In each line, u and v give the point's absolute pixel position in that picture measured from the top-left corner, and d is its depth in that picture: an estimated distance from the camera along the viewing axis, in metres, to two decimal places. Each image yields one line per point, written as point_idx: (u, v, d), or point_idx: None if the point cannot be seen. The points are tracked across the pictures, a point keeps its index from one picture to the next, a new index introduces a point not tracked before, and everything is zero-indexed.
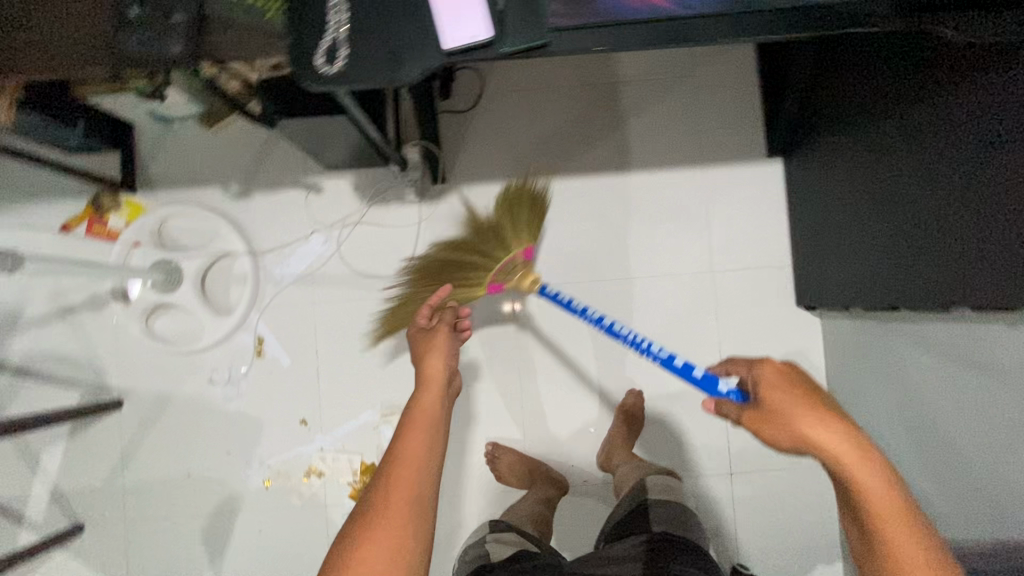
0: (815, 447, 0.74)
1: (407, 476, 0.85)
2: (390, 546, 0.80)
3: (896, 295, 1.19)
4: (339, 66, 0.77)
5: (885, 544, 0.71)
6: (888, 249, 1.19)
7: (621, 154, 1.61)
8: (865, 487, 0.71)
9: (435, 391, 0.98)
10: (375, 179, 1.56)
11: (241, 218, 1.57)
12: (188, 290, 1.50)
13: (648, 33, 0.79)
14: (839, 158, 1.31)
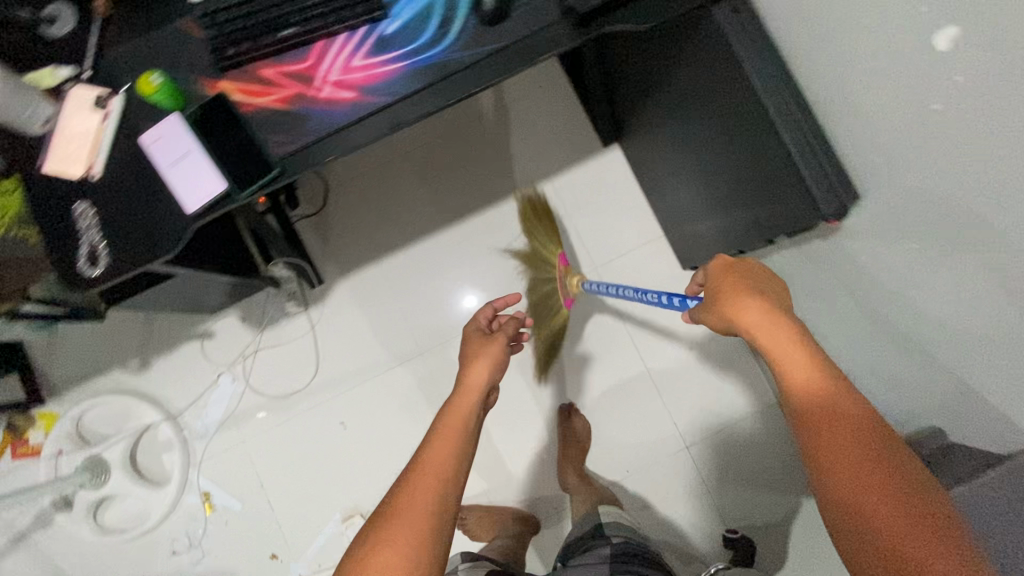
0: (751, 335, 0.73)
1: (432, 475, 0.82)
2: (405, 546, 0.75)
3: (742, 237, 1.19)
4: (101, 265, 0.82)
5: (802, 424, 0.65)
6: (720, 198, 1.19)
7: (474, 194, 1.66)
8: (788, 366, 0.68)
9: (469, 402, 0.96)
10: (259, 305, 1.61)
11: (150, 389, 1.61)
12: (121, 476, 1.54)
13: (364, 127, 0.84)
14: (653, 130, 1.35)
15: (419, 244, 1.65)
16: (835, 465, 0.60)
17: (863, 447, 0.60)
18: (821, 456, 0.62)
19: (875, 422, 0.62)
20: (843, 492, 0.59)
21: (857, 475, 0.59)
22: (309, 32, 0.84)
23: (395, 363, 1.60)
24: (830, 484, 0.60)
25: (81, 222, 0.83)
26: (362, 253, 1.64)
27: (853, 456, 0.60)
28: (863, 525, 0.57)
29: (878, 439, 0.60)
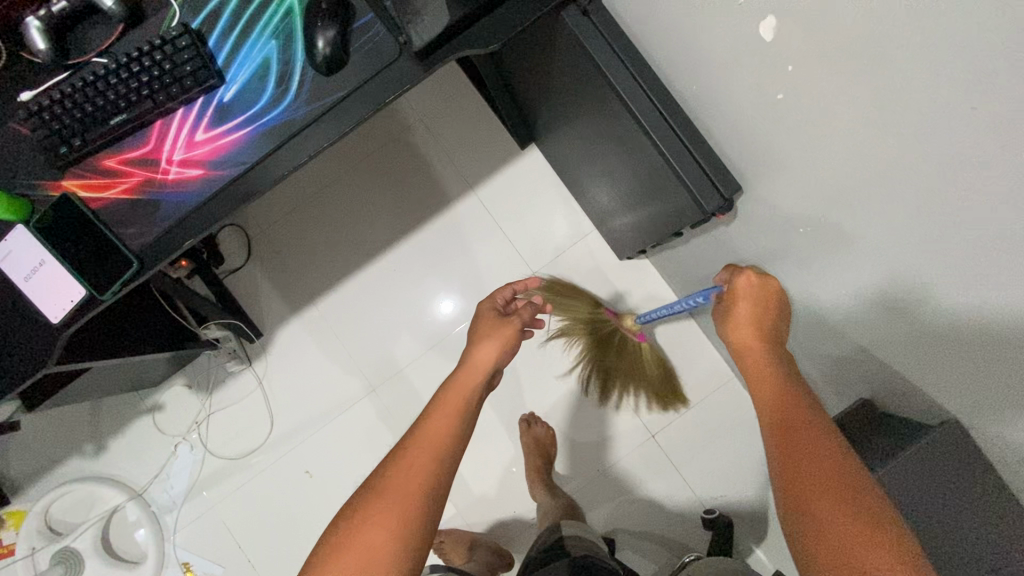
0: (737, 343, 0.82)
1: (427, 445, 0.83)
2: (396, 508, 0.76)
3: (649, 234, 1.17)
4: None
5: (778, 441, 0.69)
6: (622, 196, 1.17)
7: (399, 216, 1.61)
8: (768, 392, 0.75)
9: (475, 380, 0.95)
10: (203, 367, 1.59)
11: (112, 469, 1.59)
12: (96, 562, 1.54)
13: (217, 203, 0.80)
14: (557, 132, 1.32)
15: (352, 278, 1.60)
16: (803, 478, 0.64)
17: (829, 462, 0.64)
18: (792, 470, 0.65)
19: (841, 443, 0.66)
20: (804, 501, 0.63)
21: (817, 482, 0.63)
22: (139, 116, 0.81)
23: (348, 402, 1.57)
24: (790, 496, 0.64)
25: None
26: (296, 295, 1.60)
27: (814, 468, 0.64)
28: (816, 526, 0.61)
29: (842, 455, 0.65)
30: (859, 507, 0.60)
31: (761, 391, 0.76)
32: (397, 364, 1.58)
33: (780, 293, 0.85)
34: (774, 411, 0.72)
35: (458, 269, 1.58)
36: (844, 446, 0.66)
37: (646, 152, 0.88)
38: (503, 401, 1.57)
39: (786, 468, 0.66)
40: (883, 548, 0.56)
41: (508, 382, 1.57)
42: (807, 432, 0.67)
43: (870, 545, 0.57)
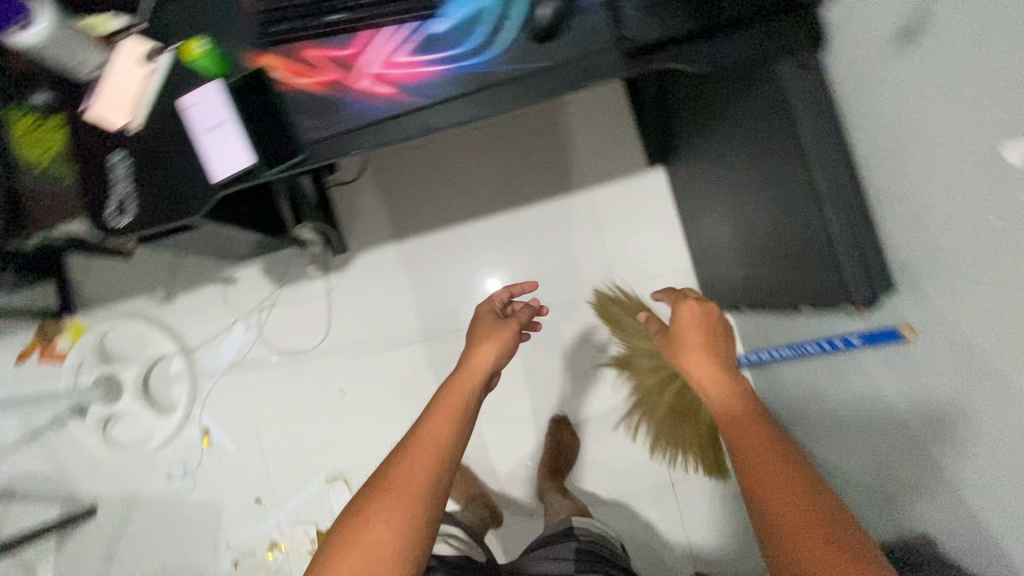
0: (690, 375, 0.85)
1: (425, 458, 0.81)
2: (397, 519, 0.76)
3: (765, 296, 1.17)
4: (128, 216, 0.85)
5: (739, 454, 0.71)
6: (749, 252, 1.17)
7: (506, 185, 1.62)
8: (721, 396, 0.79)
9: (468, 384, 0.94)
10: (281, 259, 1.65)
11: (170, 321, 1.68)
12: (133, 398, 1.63)
13: (393, 129, 0.83)
14: (698, 167, 1.31)
15: (445, 231, 1.63)
16: (768, 488, 0.67)
17: (788, 468, 0.67)
18: (759, 482, 0.68)
19: (787, 442, 0.70)
20: (774, 508, 0.65)
21: (783, 492, 0.66)
22: (355, 20, 0.84)
23: (397, 342, 1.62)
24: (763, 507, 0.66)
25: (115, 170, 0.86)
26: (386, 225, 1.64)
27: (776, 474, 0.67)
28: (790, 530, 0.63)
29: (791, 458, 0.68)
30: (828, 511, 0.63)
31: (711, 400, 0.80)
32: (455, 323, 1.61)
33: (721, 319, 0.89)
34: (727, 428, 0.75)
35: (546, 258, 1.59)
36: (793, 446, 0.70)
37: (814, 207, 0.84)
38: (542, 396, 1.58)
39: (753, 481, 0.68)
40: (861, 552, 0.59)
41: (552, 381, 1.58)
42: (758, 439, 0.71)
43: (847, 548, 0.60)
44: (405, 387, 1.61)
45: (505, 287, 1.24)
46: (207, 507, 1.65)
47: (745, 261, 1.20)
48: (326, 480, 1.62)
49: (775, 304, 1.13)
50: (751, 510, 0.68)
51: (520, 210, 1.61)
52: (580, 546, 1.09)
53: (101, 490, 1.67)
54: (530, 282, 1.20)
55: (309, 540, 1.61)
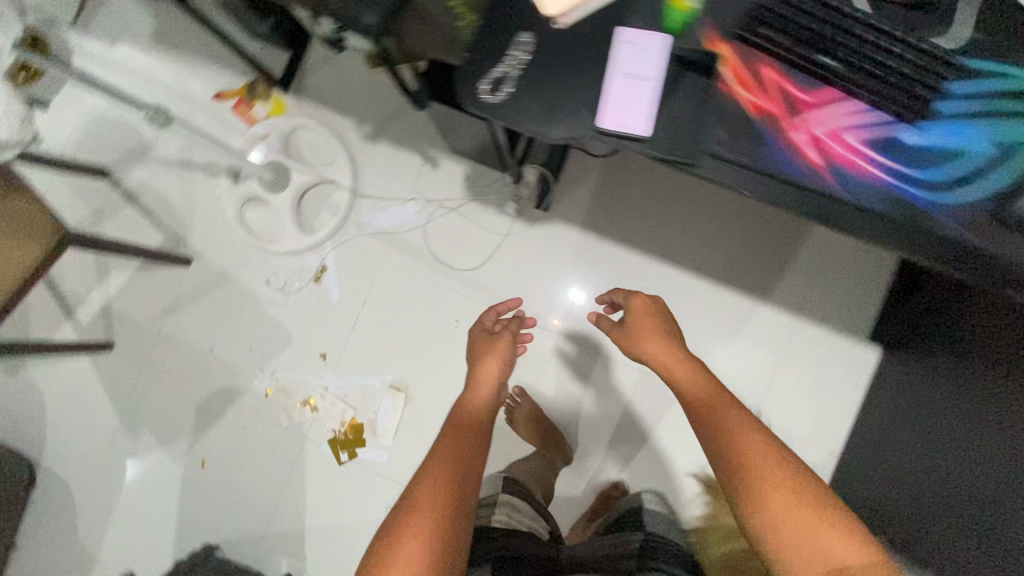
0: (648, 353, 1.09)
1: (446, 475, 1.01)
2: (431, 511, 0.95)
3: (909, 533, 1.12)
4: (499, 98, 0.78)
5: (726, 458, 0.88)
6: (915, 484, 1.14)
7: (726, 259, 1.54)
8: (719, 418, 0.93)
9: (478, 412, 1.21)
10: (488, 176, 1.61)
11: (360, 157, 1.66)
12: (287, 199, 1.60)
13: (790, 197, 0.76)
14: (924, 382, 1.21)
15: (642, 258, 1.55)
16: (767, 494, 0.82)
17: (778, 469, 0.84)
18: (754, 488, 0.83)
19: (770, 442, 0.88)
20: (774, 516, 0.81)
21: (777, 494, 0.82)
22: (837, 72, 0.74)
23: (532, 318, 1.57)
24: (759, 513, 0.82)
25: (517, 48, 0.78)
26: (599, 215, 1.57)
27: (771, 480, 0.83)
28: (798, 531, 0.79)
29: (780, 457, 0.85)
30: (815, 504, 0.81)
31: (713, 421, 0.93)
32: (592, 339, 1.56)
33: (668, 312, 1.16)
34: (714, 448, 0.91)
35: (712, 347, 1.51)
36: (764, 432, 0.89)
37: (1009, 436, 0.92)
38: (619, 457, 1.53)
39: (744, 486, 0.84)
40: (845, 530, 0.79)
41: (638, 452, 1.52)
42: (755, 449, 0.86)
43: (827, 520, 0.79)
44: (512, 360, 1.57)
45: (491, 308, 1.49)
46: (278, 330, 1.64)
47: (905, 488, 1.16)
48: (389, 385, 1.59)
49: (936, 570, 1.04)
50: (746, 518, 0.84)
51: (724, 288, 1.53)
52: (648, 538, 1.20)
53: (206, 251, 1.69)
54: (512, 299, 1.44)
55: (341, 421, 1.59)
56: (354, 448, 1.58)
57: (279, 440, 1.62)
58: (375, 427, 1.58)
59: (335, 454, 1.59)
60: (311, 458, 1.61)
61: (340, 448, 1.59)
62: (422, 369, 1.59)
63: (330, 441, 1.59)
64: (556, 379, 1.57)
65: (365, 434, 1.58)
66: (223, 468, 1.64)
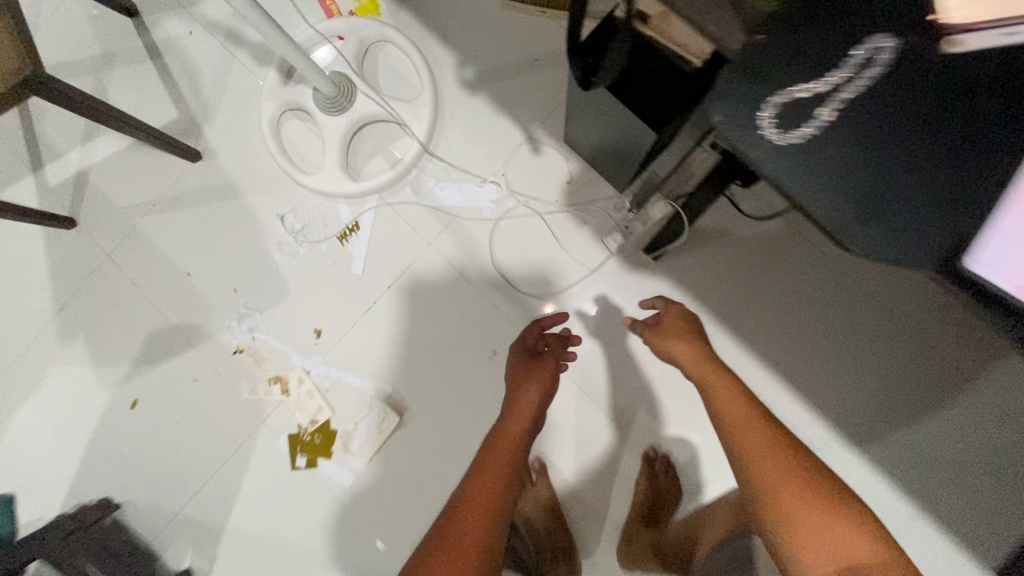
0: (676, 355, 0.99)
1: (472, 524, 0.83)
2: (458, 573, 0.77)
3: None
4: (799, 138, 0.41)
5: (750, 478, 0.82)
6: None
7: (854, 398, 1.18)
8: (743, 434, 0.85)
9: (513, 445, 0.94)
10: (597, 189, 1.24)
11: (449, 106, 1.27)
12: (341, 128, 1.23)
13: None
14: None
15: (749, 354, 1.20)
16: (796, 519, 0.77)
17: (812, 492, 0.78)
18: (782, 515, 0.78)
19: (795, 451, 0.82)
20: (805, 546, 0.75)
21: (810, 519, 0.76)
22: None
23: (586, 382, 1.23)
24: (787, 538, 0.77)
25: (855, 59, 0.41)
26: (718, 291, 1.21)
27: (800, 498, 0.78)
28: (835, 560, 0.73)
29: (809, 472, 0.80)
30: (856, 528, 0.75)
31: (742, 441, 0.85)
32: (649, 436, 1.21)
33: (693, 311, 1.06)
34: (739, 466, 0.84)
35: None
36: (793, 444, 0.83)
37: None
38: None
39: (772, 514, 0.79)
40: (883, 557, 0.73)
41: None
42: (765, 446, 0.83)
43: (859, 545, 0.74)
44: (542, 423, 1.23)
45: (537, 321, 1.12)
46: (276, 280, 1.29)
47: None
48: (382, 398, 1.25)
49: None
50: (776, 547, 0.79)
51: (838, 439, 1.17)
52: None
53: (223, 152, 1.33)
54: (560, 314, 1.13)
55: (311, 419, 1.26)
56: (316, 456, 1.26)
57: (235, 410, 1.30)
58: (349, 442, 1.24)
59: (291, 453, 1.27)
60: (263, 446, 1.29)
61: (299, 450, 1.26)
62: (430, 394, 1.24)
63: (291, 438, 1.27)
64: (587, 467, 1.23)
65: (335, 444, 1.25)
66: (155, 417, 1.32)
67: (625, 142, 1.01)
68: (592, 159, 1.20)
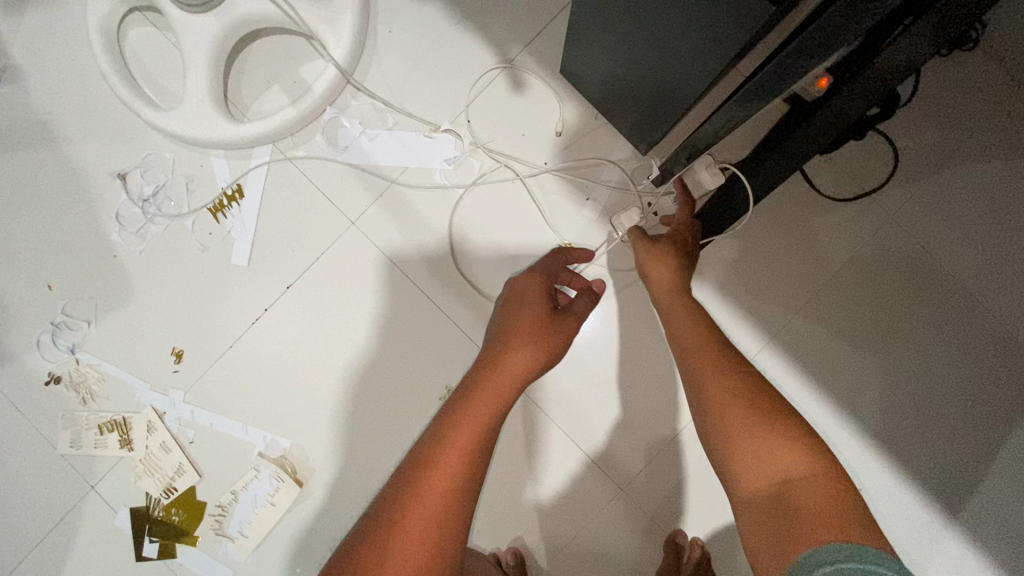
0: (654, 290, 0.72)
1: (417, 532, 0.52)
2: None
3: None
4: None
5: (701, 407, 0.59)
6: None
7: (953, 444, 0.81)
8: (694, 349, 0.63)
9: (493, 409, 0.60)
10: (605, 149, 0.84)
11: (387, 17, 0.85)
12: (211, 35, 0.78)
13: None
14: None
15: (812, 381, 0.83)
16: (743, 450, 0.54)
17: (754, 417, 0.55)
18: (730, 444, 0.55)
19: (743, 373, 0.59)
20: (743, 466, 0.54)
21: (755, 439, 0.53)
22: None
23: (583, 435, 0.83)
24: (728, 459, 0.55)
25: None
26: (774, 306, 0.83)
27: (750, 420, 0.55)
28: (764, 469, 0.52)
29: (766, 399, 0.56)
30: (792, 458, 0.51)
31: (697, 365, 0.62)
32: (675, 515, 0.83)
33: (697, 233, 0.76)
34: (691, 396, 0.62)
35: None
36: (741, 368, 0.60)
37: None
38: None
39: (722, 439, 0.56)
40: (832, 490, 0.49)
41: None
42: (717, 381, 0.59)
43: (791, 457, 0.51)
44: (518, 495, 0.83)
45: (562, 254, 0.78)
46: (114, 274, 0.84)
47: None
48: (275, 457, 0.82)
49: None
50: (729, 486, 0.55)
51: (946, 527, 0.81)
52: None
53: (33, 73, 0.85)
54: (586, 252, 0.79)
55: (165, 487, 0.82)
56: (170, 541, 0.82)
57: (42, 473, 0.83)
58: (224, 522, 0.82)
59: (133, 540, 0.82)
60: (89, 528, 0.83)
61: (145, 534, 0.82)
62: (346, 448, 0.83)
63: (133, 515, 0.82)
64: (584, 555, 0.83)
65: (202, 522, 0.82)
66: None
67: (662, 71, 0.61)
68: (599, 99, 0.80)
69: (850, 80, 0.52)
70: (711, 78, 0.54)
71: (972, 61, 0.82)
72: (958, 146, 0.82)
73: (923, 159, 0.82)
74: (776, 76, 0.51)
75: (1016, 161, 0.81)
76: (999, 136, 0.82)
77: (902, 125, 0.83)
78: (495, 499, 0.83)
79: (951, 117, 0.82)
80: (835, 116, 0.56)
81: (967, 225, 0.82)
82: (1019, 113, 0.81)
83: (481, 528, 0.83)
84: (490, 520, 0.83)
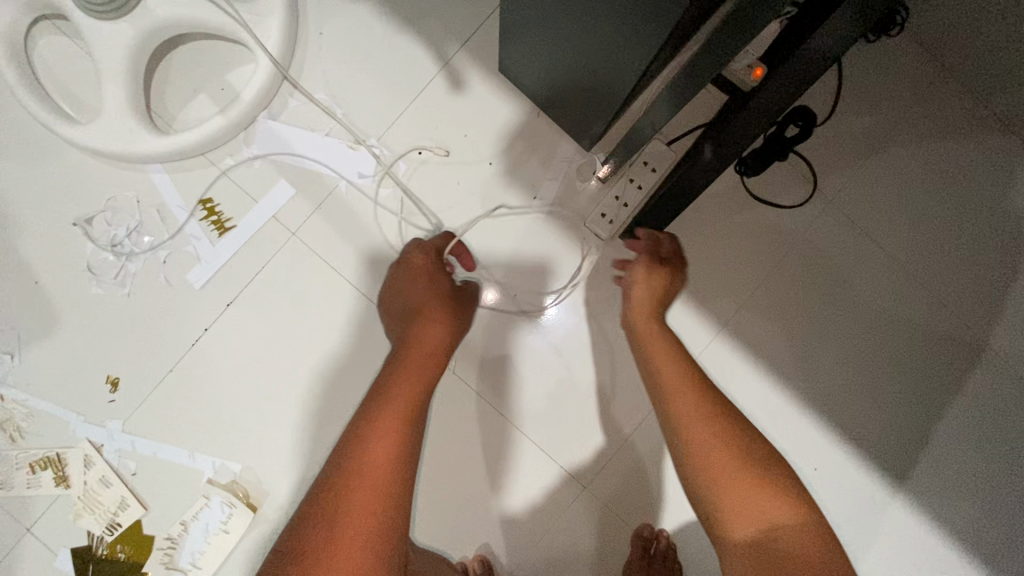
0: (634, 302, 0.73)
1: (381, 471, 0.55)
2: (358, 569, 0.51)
3: None
4: None
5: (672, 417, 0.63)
6: None
7: (886, 413, 0.84)
8: (688, 417, 0.61)
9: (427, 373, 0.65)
10: (549, 146, 0.83)
11: (319, 21, 0.82)
12: (126, 45, 0.73)
13: None
14: None
15: (760, 361, 0.84)
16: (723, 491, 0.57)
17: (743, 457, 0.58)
18: (708, 483, 0.58)
19: (750, 454, 0.58)
20: (727, 504, 0.56)
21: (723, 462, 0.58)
22: None
23: (544, 439, 0.82)
24: (713, 500, 0.57)
25: None
26: (722, 294, 0.84)
27: (734, 468, 0.57)
28: (751, 516, 0.55)
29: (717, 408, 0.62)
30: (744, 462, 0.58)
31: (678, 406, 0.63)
32: (639, 509, 0.82)
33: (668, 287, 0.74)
34: (687, 473, 0.60)
35: None
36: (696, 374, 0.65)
37: None
38: None
39: (700, 476, 0.59)
40: (814, 539, 0.53)
41: None
42: (697, 411, 0.61)
43: (772, 504, 0.55)
44: (480, 504, 0.81)
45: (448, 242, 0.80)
46: (39, 300, 0.79)
47: None
48: (225, 482, 0.79)
49: None
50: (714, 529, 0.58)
51: (893, 497, 0.83)
52: None
53: None
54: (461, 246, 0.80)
55: (108, 523, 0.77)
56: None
57: None
58: (174, 555, 0.77)
59: None
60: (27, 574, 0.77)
61: None
62: (301, 462, 0.80)
63: (75, 555, 0.77)
64: (554, 555, 0.81)
65: (150, 556, 0.77)
66: None
67: (598, 65, 0.60)
68: (538, 96, 0.79)
69: (773, 71, 0.51)
70: (641, 66, 0.54)
71: (898, 48, 0.85)
72: (885, 130, 0.84)
73: (848, 140, 0.85)
74: (703, 62, 0.51)
75: (937, 145, 0.84)
76: (923, 119, 0.84)
77: (834, 113, 0.84)
78: (456, 496, 0.81)
79: (881, 103, 0.84)
80: (763, 110, 0.55)
81: (893, 206, 0.84)
82: (941, 97, 0.84)
83: (425, 535, 0.81)
84: (433, 525, 0.81)
